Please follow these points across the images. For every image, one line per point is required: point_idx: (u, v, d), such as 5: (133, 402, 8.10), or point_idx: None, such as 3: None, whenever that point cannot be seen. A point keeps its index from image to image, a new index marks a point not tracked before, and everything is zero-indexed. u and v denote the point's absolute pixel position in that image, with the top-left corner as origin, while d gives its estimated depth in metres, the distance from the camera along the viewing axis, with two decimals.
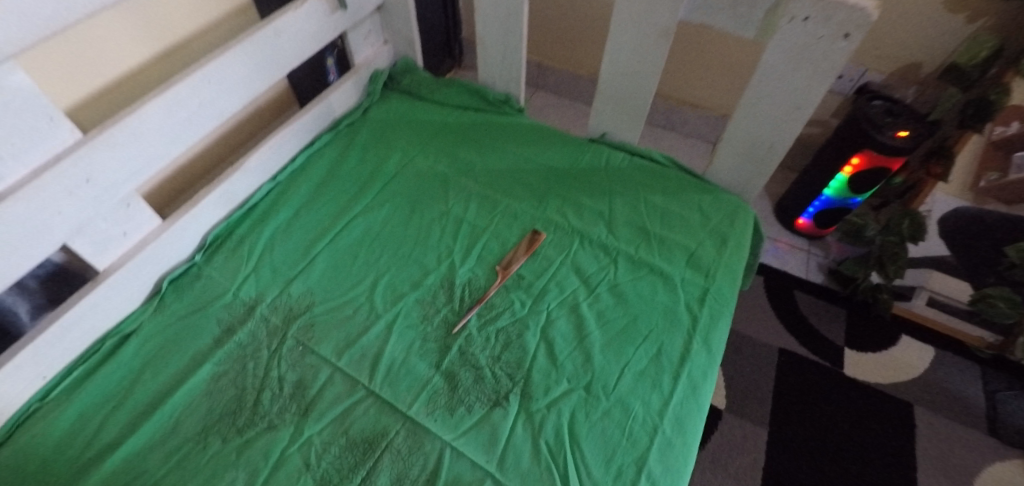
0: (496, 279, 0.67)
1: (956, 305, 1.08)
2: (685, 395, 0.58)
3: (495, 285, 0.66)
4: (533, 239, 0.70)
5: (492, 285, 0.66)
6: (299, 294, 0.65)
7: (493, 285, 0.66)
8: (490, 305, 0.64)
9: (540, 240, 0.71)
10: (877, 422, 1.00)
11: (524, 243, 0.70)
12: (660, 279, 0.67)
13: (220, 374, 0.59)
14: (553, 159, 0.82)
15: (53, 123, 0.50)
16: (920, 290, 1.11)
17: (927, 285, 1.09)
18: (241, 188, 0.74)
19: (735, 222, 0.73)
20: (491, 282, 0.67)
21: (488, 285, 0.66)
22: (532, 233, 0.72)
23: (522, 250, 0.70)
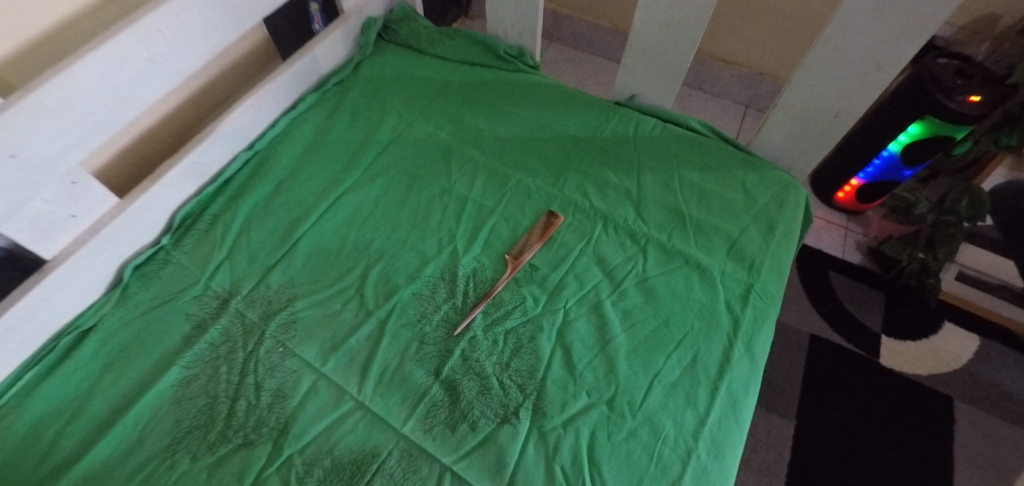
0: (505, 270, 0.58)
1: (1012, 289, 0.98)
2: (723, 412, 0.50)
3: (505, 278, 0.57)
4: (549, 223, 0.61)
5: (501, 276, 0.57)
6: (279, 285, 0.57)
7: (502, 277, 0.57)
8: (498, 302, 0.55)
9: (558, 224, 0.61)
10: (913, 416, 0.93)
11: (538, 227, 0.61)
12: (696, 272, 0.57)
13: (189, 379, 0.52)
14: (573, 125, 0.71)
15: None
16: (949, 265, 1.02)
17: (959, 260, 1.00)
18: (212, 158, 0.64)
19: (785, 205, 0.63)
20: (500, 273, 0.57)
21: (496, 277, 0.57)
22: (548, 214, 0.62)
23: (537, 235, 0.60)
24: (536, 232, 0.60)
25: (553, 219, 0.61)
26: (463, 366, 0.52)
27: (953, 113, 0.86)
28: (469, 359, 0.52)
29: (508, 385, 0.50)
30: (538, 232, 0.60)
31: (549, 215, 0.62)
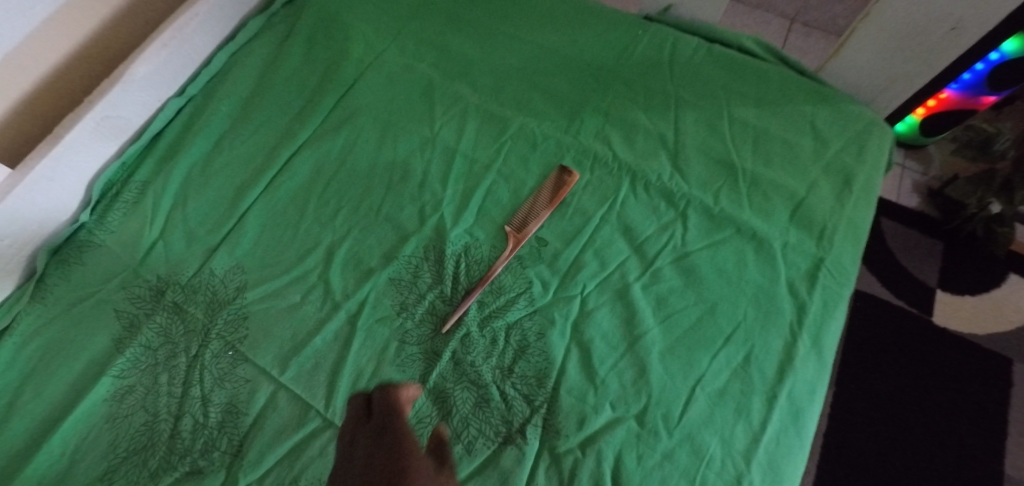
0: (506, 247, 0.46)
1: None
2: (782, 425, 0.39)
3: (505, 258, 0.45)
4: (561, 183, 0.48)
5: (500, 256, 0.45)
6: (225, 271, 0.46)
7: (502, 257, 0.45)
8: (496, 289, 0.44)
9: (572, 184, 0.48)
10: (967, 379, 0.83)
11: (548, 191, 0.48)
12: (750, 244, 0.45)
13: (124, 392, 0.42)
14: (590, 49, 0.55)
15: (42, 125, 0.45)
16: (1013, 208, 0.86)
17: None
18: (133, 109, 0.50)
19: (866, 151, 0.49)
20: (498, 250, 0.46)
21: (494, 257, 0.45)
22: (560, 171, 0.48)
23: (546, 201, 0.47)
24: (545, 197, 0.47)
25: (566, 177, 0.48)
26: (454, 371, 0.41)
27: None
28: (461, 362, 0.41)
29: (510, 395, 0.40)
30: (548, 196, 0.48)
31: (562, 171, 0.49)
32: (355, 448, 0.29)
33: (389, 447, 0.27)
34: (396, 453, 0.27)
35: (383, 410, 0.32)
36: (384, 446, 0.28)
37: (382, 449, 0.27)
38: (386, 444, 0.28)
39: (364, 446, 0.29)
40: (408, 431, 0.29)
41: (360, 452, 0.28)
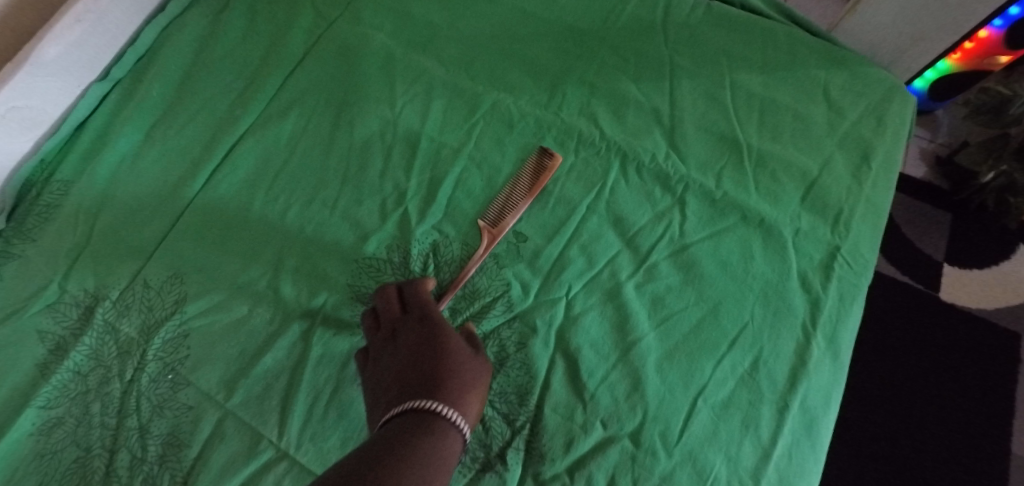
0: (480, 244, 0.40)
1: None
2: (795, 438, 0.35)
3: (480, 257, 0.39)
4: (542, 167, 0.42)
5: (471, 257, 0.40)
6: (162, 282, 0.40)
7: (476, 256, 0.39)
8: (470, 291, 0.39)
9: (553, 170, 0.42)
10: (976, 356, 0.80)
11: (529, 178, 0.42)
12: (757, 232, 0.40)
13: (50, 426, 0.37)
14: (572, 11, 0.48)
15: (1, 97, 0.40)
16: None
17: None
18: (48, 97, 0.44)
19: (886, 121, 0.43)
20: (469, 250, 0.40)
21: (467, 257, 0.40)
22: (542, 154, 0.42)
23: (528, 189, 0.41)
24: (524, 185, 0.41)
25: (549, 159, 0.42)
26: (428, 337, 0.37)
27: None
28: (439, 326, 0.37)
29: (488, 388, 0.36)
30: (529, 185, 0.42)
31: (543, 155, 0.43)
32: (397, 336, 0.34)
33: (432, 342, 0.32)
34: (439, 349, 0.32)
35: (415, 302, 0.35)
36: (426, 338, 0.33)
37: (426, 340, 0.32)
38: (430, 335, 0.33)
39: (405, 335, 0.33)
40: (445, 327, 0.34)
41: (402, 340, 0.33)
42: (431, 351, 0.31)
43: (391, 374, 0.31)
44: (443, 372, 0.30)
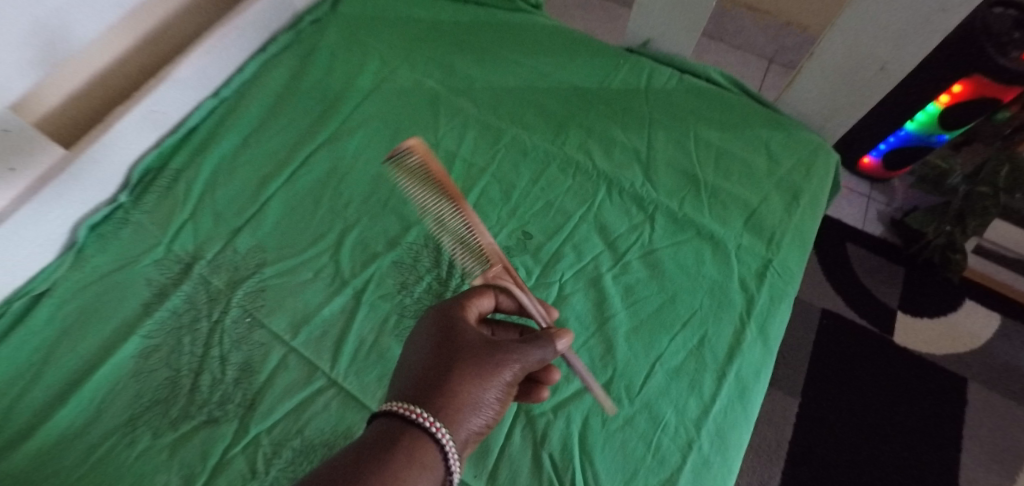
0: (462, 240, 0.41)
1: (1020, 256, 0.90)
2: (729, 400, 0.45)
3: (474, 232, 0.41)
4: (416, 149, 0.40)
5: (476, 259, 0.41)
6: (247, 250, 0.52)
7: (471, 245, 0.41)
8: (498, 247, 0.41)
9: (417, 150, 0.40)
10: (925, 397, 0.87)
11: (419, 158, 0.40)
12: (708, 244, 0.52)
13: (150, 350, 0.47)
14: (577, 75, 0.63)
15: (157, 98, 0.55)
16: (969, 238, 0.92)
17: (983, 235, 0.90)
18: (173, 105, 0.57)
19: (813, 171, 0.56)
20: (465, 258, 0.41)
21: (468, 267, 0.41)
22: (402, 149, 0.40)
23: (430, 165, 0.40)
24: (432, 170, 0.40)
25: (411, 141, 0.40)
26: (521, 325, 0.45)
27: (1004, 71, 0.77)
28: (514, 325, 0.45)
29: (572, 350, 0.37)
30: (437, 176, 0.40)
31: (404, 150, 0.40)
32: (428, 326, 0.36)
33: (444, 331, 0.34)
34: (454, 349, 0.33)
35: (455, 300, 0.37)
36: (440, 329, 0.34)
37: (437, 331, 0.34)
38: (446, 323, 0.34)
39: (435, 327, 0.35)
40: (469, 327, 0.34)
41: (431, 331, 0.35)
42: (439, 343, 0.33)
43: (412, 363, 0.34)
44: (447, 362, 0.32)
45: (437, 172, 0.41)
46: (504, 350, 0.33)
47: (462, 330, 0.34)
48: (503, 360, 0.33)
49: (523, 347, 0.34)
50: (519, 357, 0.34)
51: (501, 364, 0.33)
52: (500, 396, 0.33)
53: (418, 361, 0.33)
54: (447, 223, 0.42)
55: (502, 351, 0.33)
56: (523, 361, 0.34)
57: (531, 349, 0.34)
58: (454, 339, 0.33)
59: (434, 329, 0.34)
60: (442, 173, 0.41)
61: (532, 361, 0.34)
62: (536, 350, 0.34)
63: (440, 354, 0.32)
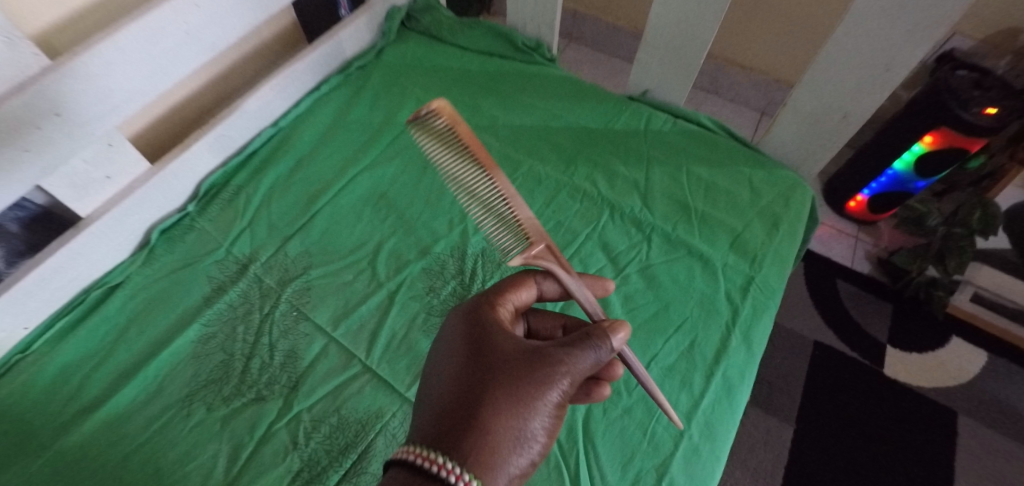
0: (498, 213, 0.43)
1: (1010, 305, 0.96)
2: (717, 397, 0.51)
3: (510, 203, 0.43)
4: (444, 111, 0.43)
5: (515, 237, 0.43)
6: (296, 255, 0.59)
7: (508, 220, 0.43)
8: (538, 222, 0.43)
9: (444, 109, 0.43)
10: (915, 427, 0.90)
11: (448, 123, 0.43)
12: (698, 262, 0.59)
13: (208, 337, 0.54)
14: (586, 117, 0.72)
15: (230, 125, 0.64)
16: (964, 285, 0.98)
17: (973, 280, 0.96)
18: (240, 132, 0.66)
19: (791, 203, 0.63)
20: (502, 238, 0.43)
21: (506, 247, 0.43)
22: (429, 112, 0.43)
23: (461, 130, 0.43)
24: (461, 134, 0.43)
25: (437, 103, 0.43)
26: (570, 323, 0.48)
27: (973, 125, 0.86)
28: (564, 323, 0.47)
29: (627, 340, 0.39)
30: (469, 144, 0.43)
31: (433, 113, 0.43)
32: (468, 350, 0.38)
33: (485, 357, 0.37)
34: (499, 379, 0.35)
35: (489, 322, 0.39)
36: (481, 356, 0.37)
37: (479, 358, 0.37)
38: (488, 350, 0.37)
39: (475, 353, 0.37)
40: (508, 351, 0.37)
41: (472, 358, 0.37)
42: (482, 370, 0.36)
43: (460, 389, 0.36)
44: (491, 390, 0.35)
45: (466, 136, 0.43)
46: (546, 366, 0.36)
47: (502, 355, 0.37)
48: (546, 378, 0.35)
49: (566, 358, 0.36)
50: (563, 368, 0.36)
51: (545, 381, 0.35)
52: (550, 411, 0.36)
53: (463, 388, 0.36)
54: (481, 199, 0.44)
55: (544, 370, 0.36)
56: (567, 374, 0.36)
57: (573, 358, 0.36)
58: (496, 366, 0.36)
59: (474, 352, 0.37)
60: (471, 136, 0.43)
61: (578, 370, 0.36)
62: (580, 358, 0.36)
63: (484, 382, 0.35)
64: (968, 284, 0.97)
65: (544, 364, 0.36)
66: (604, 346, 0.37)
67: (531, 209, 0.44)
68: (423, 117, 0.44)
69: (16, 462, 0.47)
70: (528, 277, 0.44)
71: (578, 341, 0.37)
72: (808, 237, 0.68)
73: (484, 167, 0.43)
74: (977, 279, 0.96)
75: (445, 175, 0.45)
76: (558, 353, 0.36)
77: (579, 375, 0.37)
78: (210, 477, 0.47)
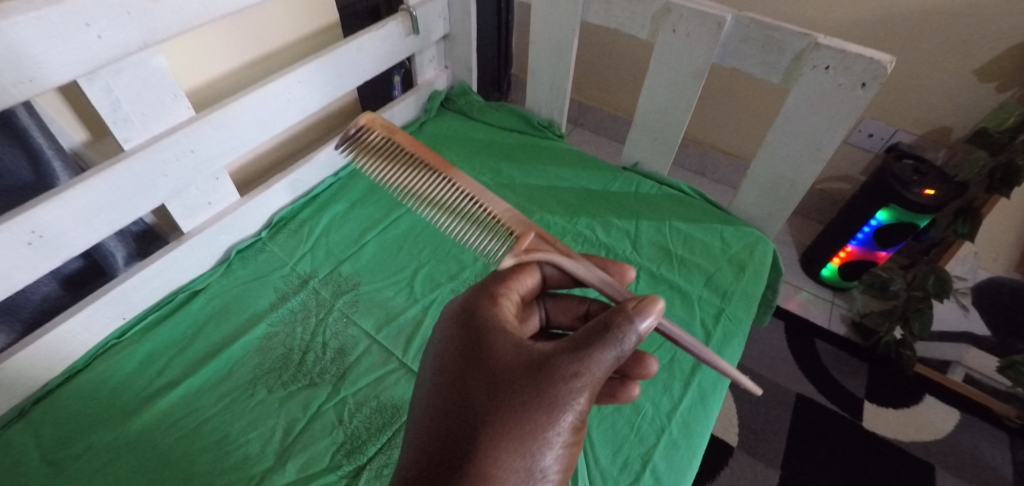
0: (472, 213, 0.58)
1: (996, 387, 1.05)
2: (694, 402, 0.61)
3: (474, 197, 0.59)
4: (372, 122, 0.65)
5: (501, 237, 0.56)
6: (348, 274, 0.73)
7: (483, 216, 0.58)
8: (512, 212, 0.57)
9: (371, 118, 0.65)
10: (895, 478, 0.96)
11: (385, 134, 0.64)
12: (678, 295, 0.72)
13: (272, 334, 0.66)
14: (587, 180, 0.88)
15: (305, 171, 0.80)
16: (955, 366, 1.08)
17: (962, 361, 1.07)
18: (309, 178, 0.82)
19: (755, 252, 0.77)
20: (493, 239, 0.57)
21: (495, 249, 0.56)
22: (360, 127, 0.65)
23: (398, 135, 0.63)
24: (399, 137, 0.63)
25: (362, 120, 0.66)
26: (593, 309, 0.55)
27: (914, 204, 1.00)
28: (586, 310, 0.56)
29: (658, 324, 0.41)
30: (415, 152, 0.62)
31: (368, 126, 0.65)
32: (486, 360, 0.40)
33: (496, 375, 0.39)
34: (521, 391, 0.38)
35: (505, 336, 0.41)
36: (491, 378, 0.39)
37: (488, 380, 0.39)
38: (495, 372, 0.39)
39: (494, 364, 0.40)
40: (527, 363, 0.39)
41: (492, 368, 0.40)
42: (489, 396, 0.38)
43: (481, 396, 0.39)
44: (503, 411, 0.37)
45: (405, 140, 0.63)
46: (562, 378, 0.38)
47: (511, 376, 0.39)
48: (559, 395, 0.37)
49: (577, 370, 0.38)
50: (578, 379, 0.38)
51: (559, 393, 0.38)
52: (566, 427, 0.38)
53: (469, 417, 0.38)
54: (451, 204, 0.59)
55: (555, 388, 0.37)
56: (581, 385, 0.38)
57: (587, 366, 0.38)
58: (505, 390, 0.38)
59: (489, 362, 0.40)
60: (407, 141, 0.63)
61: (593, 377, 0.38)
62: (594, 363, 0.38)
63: (493, 408, 0.38)
64: (958, 365, 1.07)
65: (555, 382, 0.38)
66: (620, 340, 0.39)
67: (502, 204, 0.58)
68: (358, 134, 0.65)
69: (108, 424, 0.57)
70: (530, 269, 0.51)
71: (591, 343, 0.38)
72: (774, 284, 0.80)
73: (440, 171, 0.60)
74: (965, 360, 1.07)
75: (415, 192, 0.61)
76: (568, 367, 0.38)
77: (595, 384, 0.39)
78: (268, 444, 0.56)
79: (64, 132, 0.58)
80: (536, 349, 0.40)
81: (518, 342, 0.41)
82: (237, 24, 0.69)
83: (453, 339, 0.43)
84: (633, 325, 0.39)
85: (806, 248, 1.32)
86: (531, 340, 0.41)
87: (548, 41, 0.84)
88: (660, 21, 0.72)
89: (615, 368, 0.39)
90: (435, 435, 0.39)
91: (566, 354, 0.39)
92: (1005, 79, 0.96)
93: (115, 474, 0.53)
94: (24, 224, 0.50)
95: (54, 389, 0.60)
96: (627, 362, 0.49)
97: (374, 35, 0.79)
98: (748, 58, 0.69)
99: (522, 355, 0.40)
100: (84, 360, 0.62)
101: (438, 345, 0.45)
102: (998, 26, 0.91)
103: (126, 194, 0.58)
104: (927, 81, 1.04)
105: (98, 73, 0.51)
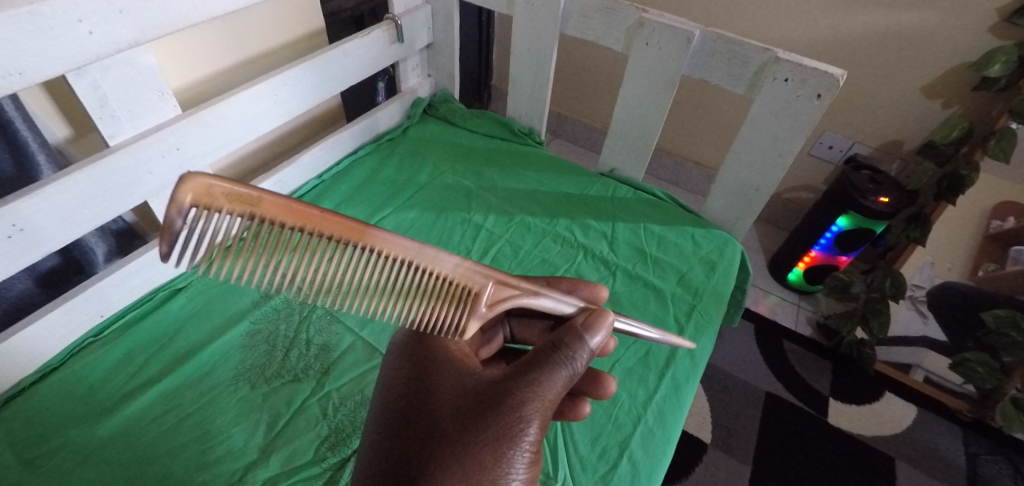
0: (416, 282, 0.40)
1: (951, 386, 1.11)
2: (668, 392, 0.64)
3: (411, 261, 0.38)
4: (201, 192, 0.31)
5: (455, 300, 0.42)
6: None
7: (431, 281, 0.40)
8: (464, 264, 0.40)
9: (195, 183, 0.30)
10: (860, 471, 1.00)
11: (245, 212, 0.32)
12: (653, 292, 0.75)
13: (255, 332, 0.66)
14: (565, 186, 0.91)
15: (290, 171, 0.81)
16: (915, 368, 1.14)
17: (922, 364, 1.13)
18: (292, 180, 0.83)
19: (725, 253, 0.81)
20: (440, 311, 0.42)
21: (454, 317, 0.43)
22: (198, 212, 0.32)
23: (266, 200, 0.32)
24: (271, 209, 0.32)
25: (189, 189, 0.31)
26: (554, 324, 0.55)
27: (870, 210, 1.06)
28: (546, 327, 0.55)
29: (609, 337, 0.45)
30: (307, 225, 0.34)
31: (209, 209, 0.32)
32: (443, 384, 0.42)
33: (452, 396, 0.41)
34: (475, 410, 0.40)
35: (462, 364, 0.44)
36: (446, 405, 0.41)
37: (443, 410, 0.41)
38: (449, 399, 0.41)
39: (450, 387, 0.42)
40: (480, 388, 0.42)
41: (448, 390, 0.42)
42: (445, 424, 0.39)
43: (436, 414, 0.40)
44: (456, 428, 0.39)
45: (280, 209, 0.33)
46: (514, 401, 0.40)
47: (466, 404, 0.41)
48: (514, 420, 0.39)
49: (530, 391, 0.40)
50: (528, 405, 0.40)
51: (510, 415, 0.39)
52: (521, 455, 0.39)
53: (423, 437, 0.39)
54: (388, 277, 0.39)
55: (509, 412, 0.39)
56: (535, 410, 0.40)
57: (540, 388, 0.40)
58: (461, 418, 0.40)
59: (445, 386, 0.42)
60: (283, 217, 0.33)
61: (545, 401, 0.40)
62: (546, 384, 0.41)
63: (447, 436, 0.39)
64: (919, 368, 1.13)
65: (509, 404, 0.39)
66: (571, 359, 0.42)
67: (451, 258, 0.40)
68: (208, 225, 0.33)
69: (84, 422, 0.56)
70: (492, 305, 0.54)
71: (544, 364, 0.41)
72: (742, 284, 0.84)
73: (349, 239, 0.36)
74: (925, 363, 1.13)
75: (335, 275, 0.38)
76: (522, 387, 0.40)
77: (545, 408, 0.40)
78: (251, 438, 0.56)
79: (48, 127, 0.59)
80: (489, 377, 0.43)
81: (472, 371, 0.44)
82: (221, 27, 0.70)
83: (404, 370, 0.45)
84: (584, 343, 0.43)
85: (774, 254, 1.39)
86: (485, 369, 0.44)
87: (529, 51, 0.88)
88: (634, 35, 0.77)
89: (567, 390, 0.42)
90: (387, 451, 0.40)
91: (519, 377, 0.41)
92: (950, 96, 1.03)
93: (92, 471, 0.52)
94: (6, 217, 0.50)
95: (28, 387, 0.59)
96: (584, 380, 0.52)
97: (360, 41, 0.82)
98: (716, 71, 0.74)
99: (475, 383, 0.42)
100: (59, 359, 0.61)
101: (386, 382, 0.46)
102: (941, 47, 0.99)
103: (109, 191, 0.59)
104: (880, 97, 1.11)
105: (87, 68, 0.52)
